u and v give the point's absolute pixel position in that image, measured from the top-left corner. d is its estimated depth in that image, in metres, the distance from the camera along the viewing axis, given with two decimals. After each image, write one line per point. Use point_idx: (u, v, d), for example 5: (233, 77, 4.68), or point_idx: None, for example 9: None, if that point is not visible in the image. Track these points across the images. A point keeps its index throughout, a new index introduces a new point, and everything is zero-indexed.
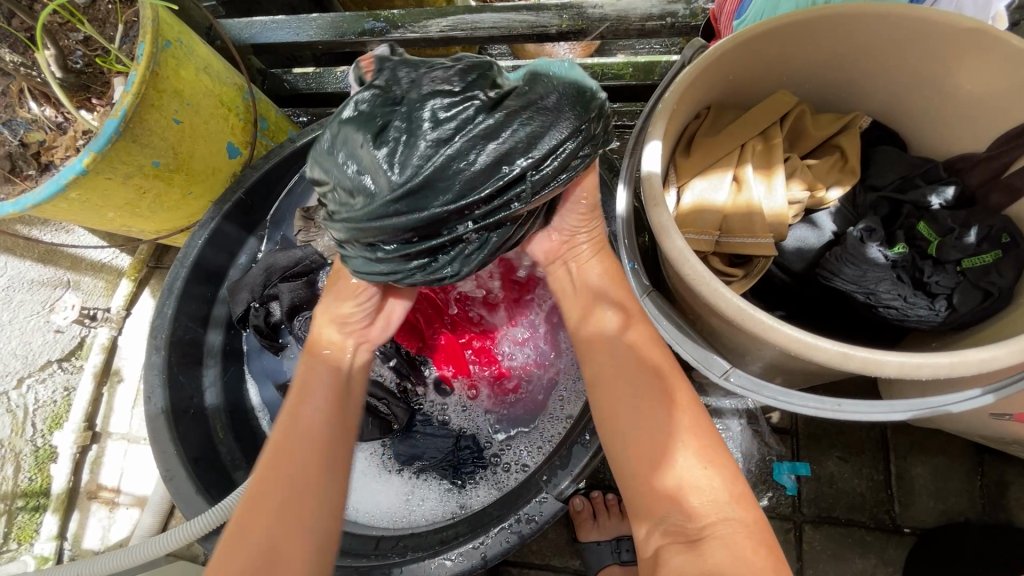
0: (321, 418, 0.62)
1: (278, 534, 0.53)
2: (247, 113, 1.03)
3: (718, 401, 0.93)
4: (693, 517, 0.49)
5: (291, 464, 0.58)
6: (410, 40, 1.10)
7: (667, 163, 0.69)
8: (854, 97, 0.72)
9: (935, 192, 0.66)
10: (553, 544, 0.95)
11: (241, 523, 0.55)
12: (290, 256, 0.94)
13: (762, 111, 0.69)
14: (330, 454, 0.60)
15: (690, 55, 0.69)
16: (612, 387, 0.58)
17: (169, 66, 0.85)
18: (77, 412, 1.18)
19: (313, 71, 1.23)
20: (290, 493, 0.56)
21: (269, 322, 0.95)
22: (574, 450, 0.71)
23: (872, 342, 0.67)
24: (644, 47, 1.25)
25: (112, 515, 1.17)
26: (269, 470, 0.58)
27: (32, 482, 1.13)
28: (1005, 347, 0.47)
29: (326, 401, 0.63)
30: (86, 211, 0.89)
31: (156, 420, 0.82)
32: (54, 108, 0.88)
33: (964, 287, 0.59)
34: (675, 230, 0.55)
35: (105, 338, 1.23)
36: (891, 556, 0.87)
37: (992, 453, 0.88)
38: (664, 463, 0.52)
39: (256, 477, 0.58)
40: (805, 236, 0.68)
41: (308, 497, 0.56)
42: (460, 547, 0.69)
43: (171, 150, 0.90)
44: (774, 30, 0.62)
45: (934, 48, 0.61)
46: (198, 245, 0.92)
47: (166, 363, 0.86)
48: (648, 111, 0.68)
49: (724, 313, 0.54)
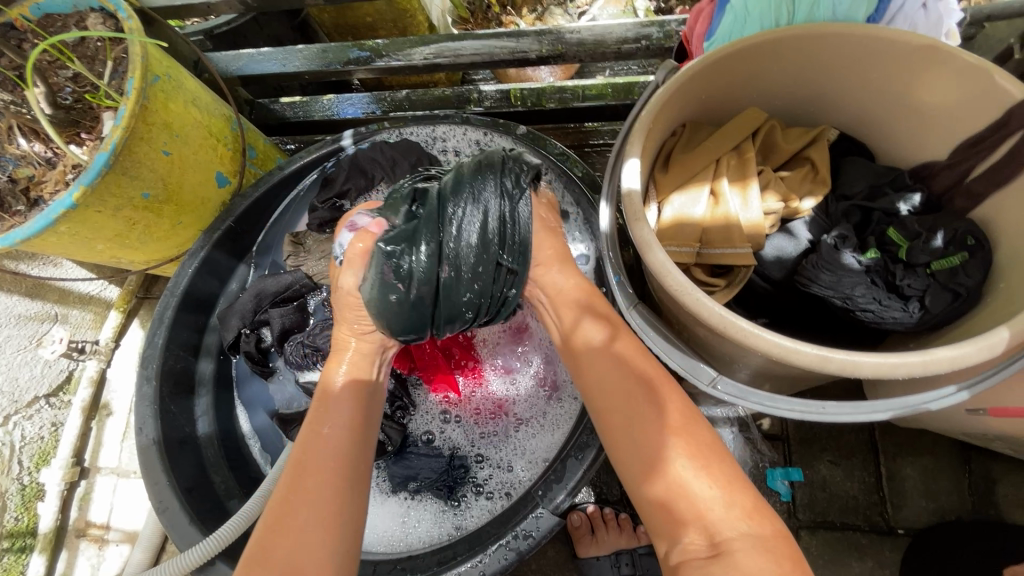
0: (348, 432, 0.63)
1: (310, 549, 0.54)
2: (236, 142, 1.05)
3: (709, 411, 0.94)
4: (687, 521, 0.50)
5: (318, 482, 0.58)
6: (395, 67, 1.13)
7: (647, 180, 0.72)
8: (820, 112, 0.76)
9: (903, 199, 0.69)
10: (552, 562, 0.94)
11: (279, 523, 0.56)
12: (280, 281, 0.95)
13: (733, 127, 0.73)
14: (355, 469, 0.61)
15: (663, 76, 0.72)
16: (610, 405, 0.59)
17: (158, 100, 0.86)
18: (65, 447, 1.16)
19: (299, 100, 1.26)
20: (324, 508, 0.57)
21: (260, 348, 0.96)
22: (568, 464, 0.71)
23: (856, 344, 0.69)
24: (622, 68, 1.29)
25: (101, 552, 1.15)
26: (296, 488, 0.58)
27: (18, 521, 1.12)
28: (975, 345, 0.49)
29: (345, 418, 0.65)
30: (75, 243, 0.89)
31: (148, 451, 0.82)
32: (43, 143, 0.89)
33: (935, 289, 0.61)
34: (657, 245, 0.57)
35: (93, 371, 1.22)
36: (887, 559, 0.87)
37: (979, 451, 0.89)
38: (656, 471, 0.53)
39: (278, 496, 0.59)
40: (783, 243, 0.71)
41: (342, 514, 0.57)
42: (457, 567, 0.69)
43: (161, 181, 0.92)
44: (741, 52, 0.65)
45: (892, 64, 0.64)
46: (188, 273, 0.93)
47: (157, 394, 0.86)
48: (626, 130, 0.71)
49: (708, 323, 0.55)
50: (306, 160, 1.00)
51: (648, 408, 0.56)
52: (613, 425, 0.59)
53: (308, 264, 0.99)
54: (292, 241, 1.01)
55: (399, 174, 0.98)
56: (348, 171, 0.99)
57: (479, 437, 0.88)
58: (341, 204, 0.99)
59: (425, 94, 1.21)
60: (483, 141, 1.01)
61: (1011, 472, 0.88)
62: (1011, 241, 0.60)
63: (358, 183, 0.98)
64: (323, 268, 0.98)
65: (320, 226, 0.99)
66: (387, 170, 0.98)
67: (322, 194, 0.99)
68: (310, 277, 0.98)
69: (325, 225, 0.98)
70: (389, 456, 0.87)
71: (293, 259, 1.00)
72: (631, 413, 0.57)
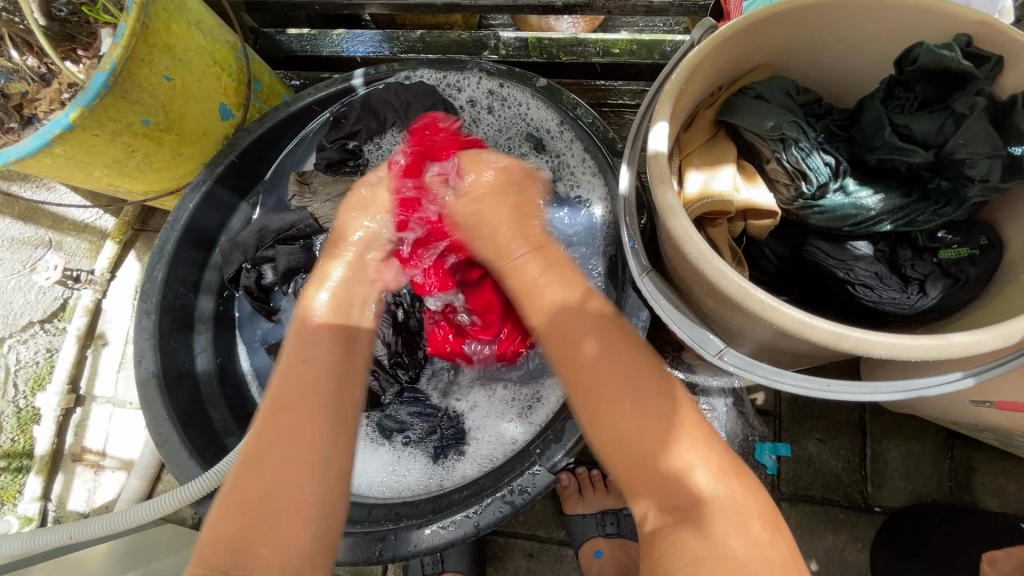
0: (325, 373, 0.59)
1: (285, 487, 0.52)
2: (241, 73, 0.99)
3: (705, 381, 0.97)
4: (681, 506, 0.50)
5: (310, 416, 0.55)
6: (410, 4, 1.08)
7: (673, 146, 0.69)
8: (860, 87, 0.73)
9: (967, 162, 0.59)
10: (539, 515, 0.99)
11: (254, 468, 0.53)
12: (284, 219, 0.92)
13: (771, 90, 0.69)
14: (342, 411, 0.58)
15: (700, 34, 0.69)
16: (598, 372, 0.57)
17: (160, 19, 0.81)
18: (60, 374, 1.16)
19: (307, 32, 1.20)
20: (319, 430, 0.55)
21: (261, 284, 0.94)
22: (568, 426, 0.75)
23: (847, 317, 0.70)
24: (648, 25, 1.23)
25: (97, 477, 1.16)
26: (305, 409, 0.56)
27: (14, 443, 1.14)
28: (990, 332, 0.49)
29: (327, 352, 0.61)
30: (72, 168, 0.86)
31: (147, 383, 0.82)
32: (37, 58, 0.84)
33: (936, 275, 0.63)
34: (681, 211, 0.56)
35: (89, 300, 1.20)
36: (861, 534, 0.91)
37: (964, 440, 0.92)
38: (676, 441, 0.52)
39: (252, 439, 0.55)
40: (834, 201, 0.66)
41: (311, 456, 0.54)
42: (453, 517, 0.74)
43: (162, 108, 0.87)
44: (784, 14, 0.62)
45: (936, 37, 0.62)
46: (189, 208, 0.91)
47: (157, 327, 0.86)
48: (656, 91, 0.69)
49: (723, 291, 0.55)
50: (315, 98, 0.96)
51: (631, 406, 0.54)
52: (589, 395, 0.57)
53: (313, 206, 0.94)
54: (298, 180, 0.97)
55: (412, 117, 0.93)
56: (359, 112, 0.95)
57: (484, 409, 0.91)
58: (349, 145, 0.96)
59: (441, 37, 1.16)
60: (506, 95, 0.97)
61: (991, 460, 0.91)
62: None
63: (368, 124, 0.95)
64: (328, 211, 0.93)
65: (327, 166, 0.95)
66: (400, 113, 0.93)
67: (331, 133, 0.96)
68: (315, 219, 0.94)
69: (332, 166, 0.95)
70: (382, 406, 0.92)
71: (297, 198, 0.96)
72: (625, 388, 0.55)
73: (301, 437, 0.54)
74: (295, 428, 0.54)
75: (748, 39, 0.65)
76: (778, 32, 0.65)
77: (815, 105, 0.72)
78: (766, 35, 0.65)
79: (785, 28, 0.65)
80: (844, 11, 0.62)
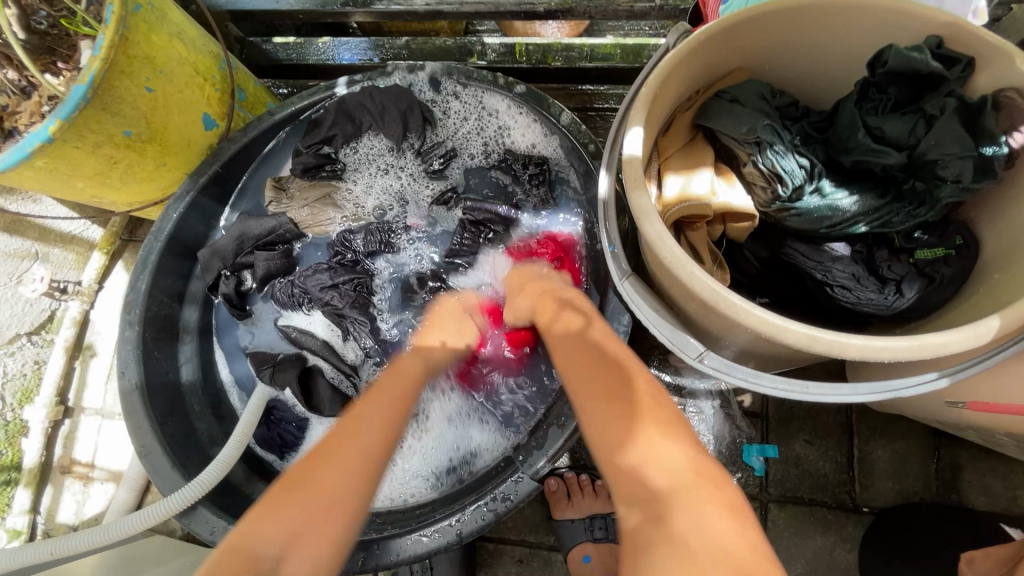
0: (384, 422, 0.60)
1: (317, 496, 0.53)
2: (224, 83, 0.99)
3: (692, 383, 0.97)
4: (648, 498, 0.46)
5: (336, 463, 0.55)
6: (395, 12, 1.08)
7: (651, 150, 0.69)
8: (835, 90, 0.74)
9: (940, 163, 0.60)
10: (528, 521, 0.98)
11: (303, 481, 0.54)
12: (264, 224, 0.94)
13: (746, 93, 0.69)
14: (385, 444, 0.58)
15: (675, 38, 0.69)
16: (575, 375, 0.60)
17: (140, 30, 0.81)
18: (48, 386, 1.15)
19: (292, 41, 1.19)
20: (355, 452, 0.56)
21: (239, 291, 0.96)
22: (551, 432, 0.76)
23: (826, 320, 0.70)
24: (633, 28, 1.23)
25: (86, 489, 1.16)
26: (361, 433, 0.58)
27: (2, 456, 1.12)
28: (963, 332, 0.49)
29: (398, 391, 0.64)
30: (54, 180, 0.86)
31: (130, 395, 0.82)
32: (17, 71, 0.84)
33: (912, 275, 0.63)
34: (654, 215, 0.56)
35: (76, 312, 1.19)
36: (849, 534, 0.91)
37: (949, 438, 0.92)
38: (628, 432, 0.51)
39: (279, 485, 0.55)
40: (811, 202, 0.66)
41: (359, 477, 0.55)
42: (436, 525, 0.74)
43: (144, 119, 0.87)
44: (758, 18, 0.62)
45: (907, 39, 0.63)
46: (173, 218, 0.91)
47: (140, 338, 0.86)
48: (633, 95, 0.69)
49: (698, 295, 0.55)
50: (298, 107, 0.95)
51: (599, 405, 0.55)
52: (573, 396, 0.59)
53: (291, 211, 0.97)
54: (274, 186, 0.97)
55: (387, 121, 0.95)
56: (335, 117, 0.95)
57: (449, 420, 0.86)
58: (326, 150, 0.96)
59: (426, 43, 1.16)
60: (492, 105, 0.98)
61: (977, 459, 0.91)
62: (997, 237, 0.60)
63: (345, 129, 0.95)
64: (307, 217, 0.97)
65: (304, 171, 0.95)
66: (376, 116, 0.95)
67: (308, 137, 0.96)
68: (295, 224, 0.97)
69: (308, 170, 0.95)
70: (356, 411, 0.90)
71: (274, 205, 0.98)
72: (597, 386, 0.57)
73: (346, 456, 0.56)
74: (355, 440, 0.57)
75: (723, 43, 0.65)
76: (754, 34, 0.65)
77: (790, 107, 0.72)
78: (740, 38, 0.66)
79: (760, 31, 0.65)
80: (820, 13, 0.62)
